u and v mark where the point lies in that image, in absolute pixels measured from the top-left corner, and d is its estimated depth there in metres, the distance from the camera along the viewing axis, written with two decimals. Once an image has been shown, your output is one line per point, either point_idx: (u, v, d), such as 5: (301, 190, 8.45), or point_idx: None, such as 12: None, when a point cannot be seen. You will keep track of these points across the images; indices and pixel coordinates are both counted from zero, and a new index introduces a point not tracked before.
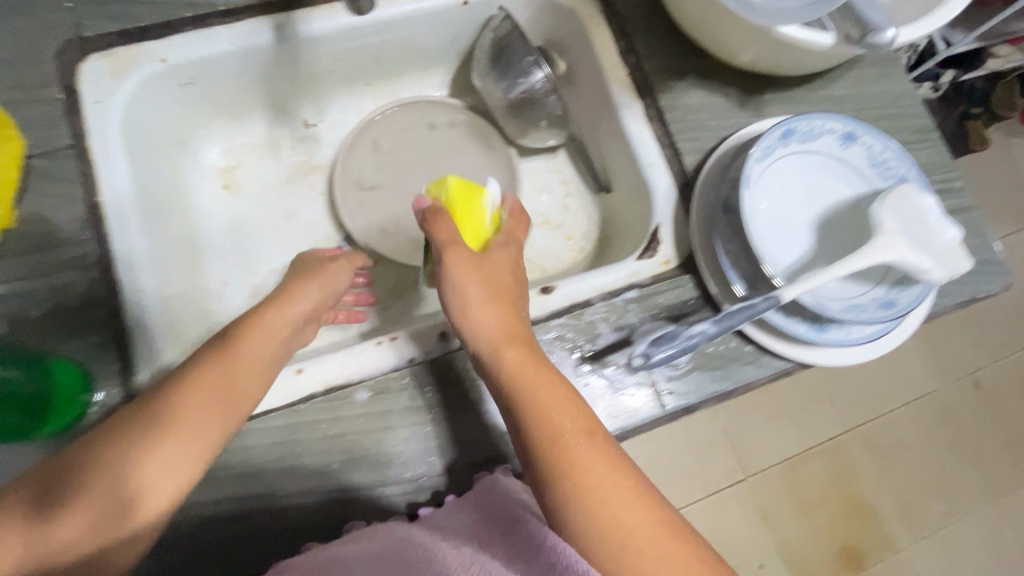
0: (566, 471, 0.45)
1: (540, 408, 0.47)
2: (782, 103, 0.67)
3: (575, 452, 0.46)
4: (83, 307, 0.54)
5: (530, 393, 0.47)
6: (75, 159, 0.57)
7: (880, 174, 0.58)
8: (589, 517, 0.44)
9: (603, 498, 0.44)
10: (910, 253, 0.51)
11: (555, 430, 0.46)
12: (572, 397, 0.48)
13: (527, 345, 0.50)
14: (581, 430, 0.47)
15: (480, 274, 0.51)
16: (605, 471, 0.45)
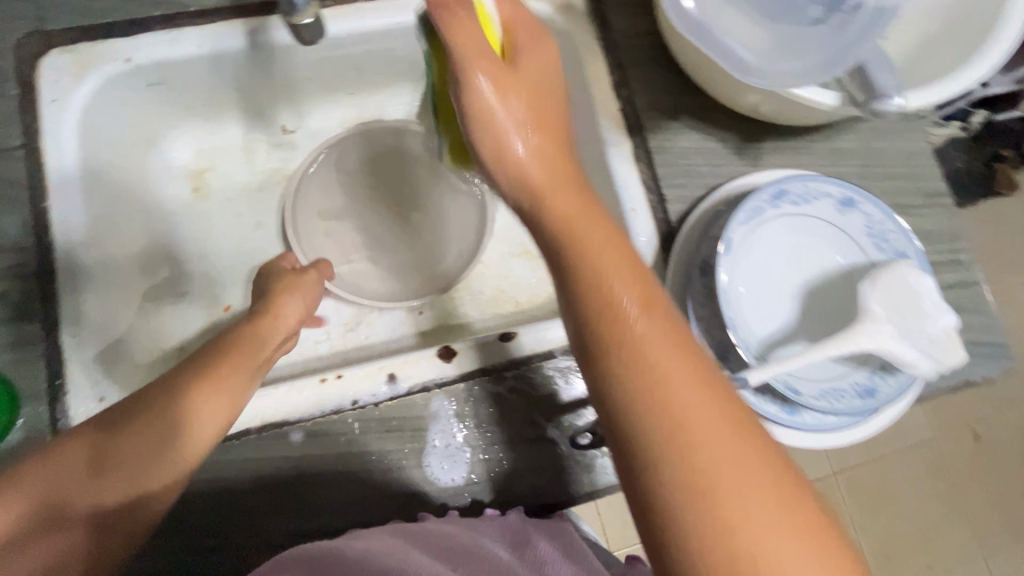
0: (620, 353, 0.32)
1: (593, 270, 0.34)
2: (781, 154, 0.62)
3: (633, 329, 0.33)
4: (18, 318, 0.52)
5: (580, 248, 0.35)
6: (24, 160, 0.54)
7: (878, 246, 0.53)
8: (642, 400, 0.31)
9: (667, 394, 0.31)
10: (897, 343, 0.46)
11: (608, 298, 0.33)
12: (633, 261, 0.35)
13: (578, 191, 0.37)
14: (642, 301, 0.34)
15: (520, 87, 0.38)
16: (675, 358, 0.32)
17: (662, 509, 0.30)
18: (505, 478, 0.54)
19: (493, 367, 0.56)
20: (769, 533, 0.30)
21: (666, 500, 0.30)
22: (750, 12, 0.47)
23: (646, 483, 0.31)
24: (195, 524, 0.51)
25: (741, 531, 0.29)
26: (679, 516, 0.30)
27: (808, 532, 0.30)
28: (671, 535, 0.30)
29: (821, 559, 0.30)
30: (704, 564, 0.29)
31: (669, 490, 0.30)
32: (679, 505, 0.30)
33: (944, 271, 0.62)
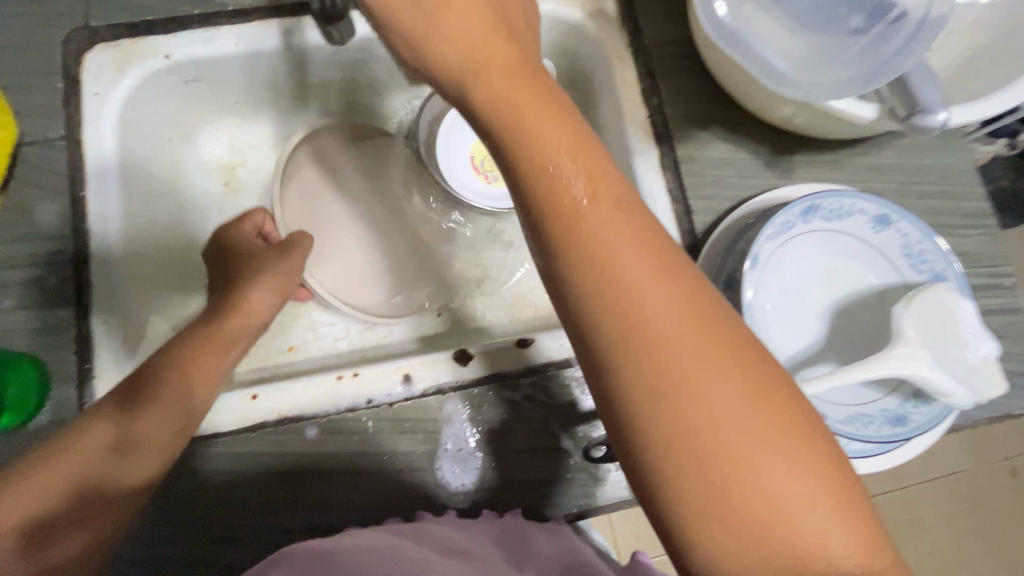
0: (570, 249, 0.29)
1: (539, 154, 0.29)
2: (815, 168, 0.60)
3: (583, 221, 0.29)
4: (51, 304, 0.54)
5: (520, 132, 0.29)
6: (67, 151, 0.56)
7: (914, 267, 0.51)
8: (603, 304, 0.28)
9: (622, 289, 0.28)
10: (934, 370, 0.44)
11: (555, 186, 0.29)
12: (578, 134, 0.30)
13: (513, 64, 0.30)
14: (592, 184, 0.29)
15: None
16: (630, 247, 0.29)
17: (628, 414, 0.28)
18: (516, 485, 0.54)
19: (509, 373, 0.55)
20: (745, 432, 0.27)
21: (631, 404, 0.27)
22: (787, 21, 0.45)
23: (610, 387, 0.28)
24: (207, 515, 0.52)
25: (715, 431, 0.27)
26: (646, 421, 0.27)
27: (791, 427, 0.27)
28: (640, 442, 0.27)
29: (806, 454, 0.27)
30: (675, 468, 0.27)
31: (633, 392, 0.27)
32: (645, 408, 0.27)
33: (984, 296, 0.59)
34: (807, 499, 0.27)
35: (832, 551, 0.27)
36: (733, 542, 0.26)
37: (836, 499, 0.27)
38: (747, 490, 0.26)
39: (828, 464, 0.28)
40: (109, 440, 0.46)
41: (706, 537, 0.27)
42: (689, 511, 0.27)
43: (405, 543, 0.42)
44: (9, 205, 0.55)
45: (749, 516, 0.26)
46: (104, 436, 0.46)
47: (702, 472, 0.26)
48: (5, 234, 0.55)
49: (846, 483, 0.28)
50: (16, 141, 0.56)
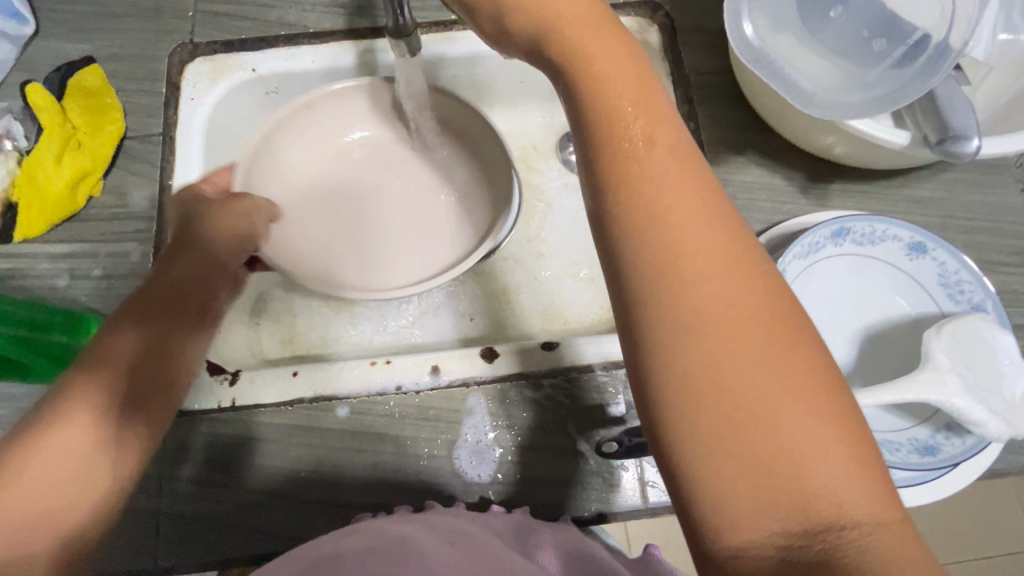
0: (622, 183, 0.31)
1: (603, 101, 0.32)
2: (851, 197, 0.61)
3: (635, 158, 0.31)
4: (130, 276, 0.60)
5: (591, 74, 0.33)
6: (161, 145, 0.64)
7: (950, 297, 0.50)
8: (644, 229, 0.30)
9: (664, 227, 0.30)
10: (964, 397, 0.43)
11: (615, 126, 0.32)
12: (646, 89, 0.33)
13: (581, 22, 0.33)
14: (650, 131, 0.32)
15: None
16: (679, 191, 0.30)
17: (649, 352, 0.29)
18: (529, 481, 0.55)
19: (533, 374, 0.57)
20: (769, 377, 0.27)
21: (657, 339, 0.29)
22: (820, 44, 0.48)
23: (637, 320, 0.30)
24: (234, 483, 0.55)
25: (735, 373, 0.28)
26: (668, 353, 0.28)
27: (809, 377, 0.28)
28: (657, 376, 0.29)
29: (824, 407, 0.27)
30: (690, 403, 0.28)
31: (661, 323, 0.29)
32: (670, 342, 0.28)
33: None
34: (821, 449, 0.27)
35: (846, 508, 0.27)
36: (745, 487, 0.27)
37: (852, 459, 0.27)
38: (764, 434, 0.27)
39: (848, 426, 0.28)
40: (57, 461, 0.39)
41: (715, 480, 0.27)
42: (700, 450, 0.27)
43: (422, 539, 0.43)
44: (107, 187, 0.63)
45: (760, 458, 0.27)
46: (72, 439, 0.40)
47: (722, 408, 0.27)
48: (101, 213, 0.62)
49: (862, 449, 0.28)
50: (122, 134, 0.64)
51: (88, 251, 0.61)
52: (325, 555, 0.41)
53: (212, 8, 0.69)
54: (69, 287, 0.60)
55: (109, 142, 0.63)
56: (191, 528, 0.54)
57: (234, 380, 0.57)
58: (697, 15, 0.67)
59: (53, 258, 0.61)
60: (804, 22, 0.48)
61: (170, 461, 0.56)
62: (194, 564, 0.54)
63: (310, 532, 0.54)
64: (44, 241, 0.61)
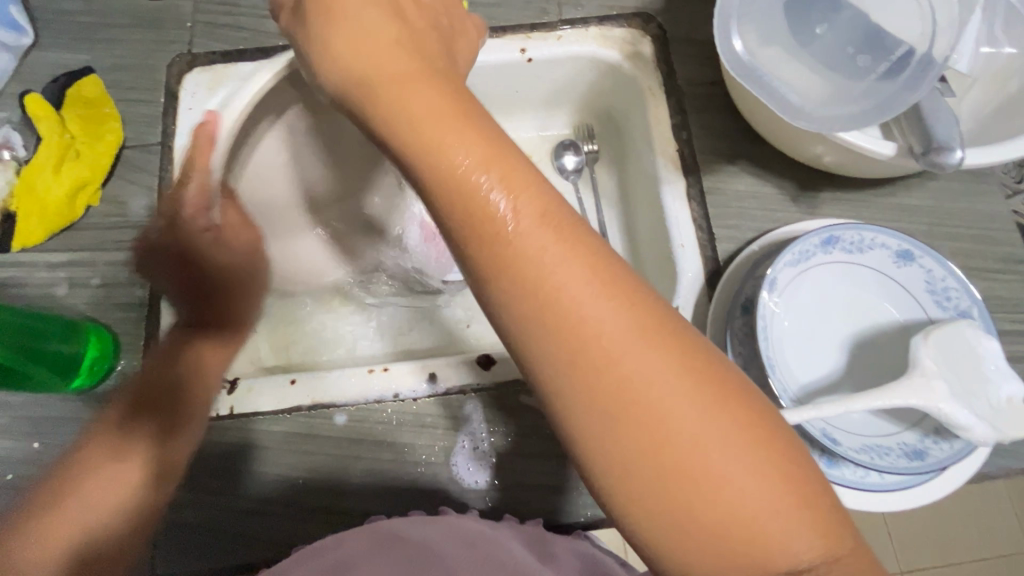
0: (505, 269, 0.29)
1: (453, 173, 0.30)
2: (841, 204, 0.62)
3: (510, 238, 0.30)
4: (129, 284, 0.61)
5: (433, 154, 0.31)
6: (160, 155, 0.65)
7: (938, 303, 0.51)
8: (539, 317, 0.29)
9: (557, 307, 0.29)
10: (952, 402, 0.44)
11: (481, 207, 0.30)
12: (498, 146, 0.31)
13: (400, 80, 0.33)
14: (515, 203, 0.30)
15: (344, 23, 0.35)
16: (568, 263, 0.29)
17: (574, 438, 0.29)
18: (520, 491, 0.55)
19: (529, 381, 0.58)
20: (699, 442, 0.27)
21: (576, 425, 0.29)
22: (806, 59, 0.49)
23: (558, 411, 0.29)
24: (234, 490, 0.56)
25: (663, 444, 0.27)
26: (594, 439, 0.28)
27: (742, 428, 0.28)
28: (593, 460, 0.28)
29: (763, 457, 0.28)
30: (630, 484, 0.28)
31: (578, 411, 0.28)
32: (593, 426, 0.28)
33: (1017, 341, 0.58)
34: (768, 502, 0.27)
35: (804, 554, 0.27)
36: (703, 555, 0.27)
37: (798, 499, 0.28)
38: (709, 502, 0.27)
39: (784, 465, 0.28)
40: (75, 502, 0.43)
41: (676, 551, 0.28)
42: (654, 528, 0.28)
43: (438, 543, 0.43)
44: (106, 196, 0.63)
45: (713, 524, 0.27)
46: (102, 456, 0.46)
47: (662, 483, 0.27)
48: (100, 221, 0.63)
49: (810, 481, 0.29)
50: (120, 144, 0.65)
51: (87, 260, 0.61)
52: (340, 560, 0.42)
53: (210, 19, 0.69)
54: (69, 296, 0.60)
55: (108, 151, 0.63)
56: (188, 536, 0.55)
57: (232, 389, 0.57)
58: (689, 26, 0.68)
59: (52, 267, 0.61)
60: (790, 36, 0.49)
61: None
62: (188, 572, 0.54)
63: (307, 540, 0.55)
64: (43, 250, 0.61)
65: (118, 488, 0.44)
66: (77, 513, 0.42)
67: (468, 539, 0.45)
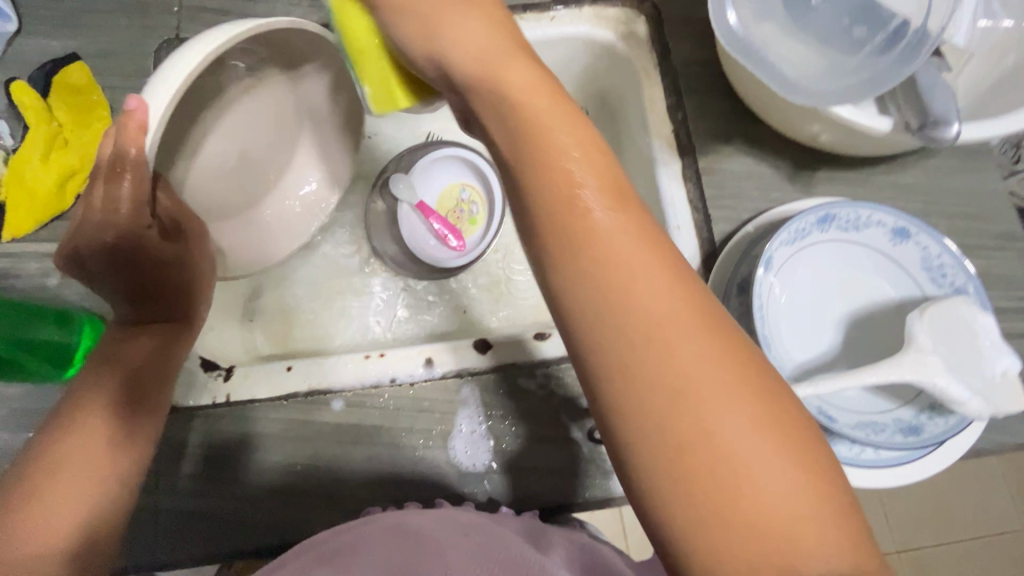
0: (577, 250, 0.32)
1: (545, 157, 0.34)
2: (837, 183, 0.61)
3: (588, 222, 0.32)
4: None
5: (532, 136, 0.35)
6: None
7: (933, 280, 0.51)
8: (604, 294, 0.31)
9: (628, 291, 0.31)
10: (947, 377, 0.44)
11: (565, 191, 0.33)
12: (593, 143, 0.35)
13: (509, 74, 0.37)
14: (599, 194, 0.33)
15: (462, 19, 0.39)
16: (639, 254, 0.32)
17: (616, 412, 0.30)
18: (519, 474, 0.56)
19: (526, 363, 0.58)
20: (749, 436, 0.28)
21: (630, 397, 0.30)
22: (801, 33, 0.48)
23: (606, 384, 0.30)
24: (234, 476, 0.56)
25: (712, 430, 0.28)
26: (639, 414, 0.29)
27: (783, 428, 0.29)
28: (631, 436, 0.29)
29: (801, 458, 0.29)
30: (665, 464, 0.29)
31: (628, 385, 0.30)
32: (648, 405, 0.29)
33: (1012, 319, 0.58)
34: (798, 505, 0.28)
35: (827, 564, 0.27)
36: (727, 547, 0.28)
37: (827, 509, 0.28)
38: (743, 493, 0.28)
39: (822, 488, 0.29)
40: (75, 497, 0.40)
41: (698, 538, 0.28)
42: (681, 512, 0.28)
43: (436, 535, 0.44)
44: None
45: (742, 517, 0.28)
46: (94, 446, 0.42)
47: (698, 467, 0.28)
48: None
49: (839, 494, 0.29)
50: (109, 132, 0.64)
51: None
52: (339, 551, 0.42)
53: (197, 3, 0.68)
54: (60, 286, 0.59)
55: (96, 139, 0.62)
56: (189, 523, 0.55)
57: (228, 376, 0.58)
58: (684, 5, 0.67)
59: (40, 257, 0.60)
60: (784, 12, 0.49)
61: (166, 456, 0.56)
62: (189, 558, 0.54)
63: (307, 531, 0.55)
64: (32, 240, 0.60)
65: (117, 481, 0.43)
66: (78, 508, 0.40)
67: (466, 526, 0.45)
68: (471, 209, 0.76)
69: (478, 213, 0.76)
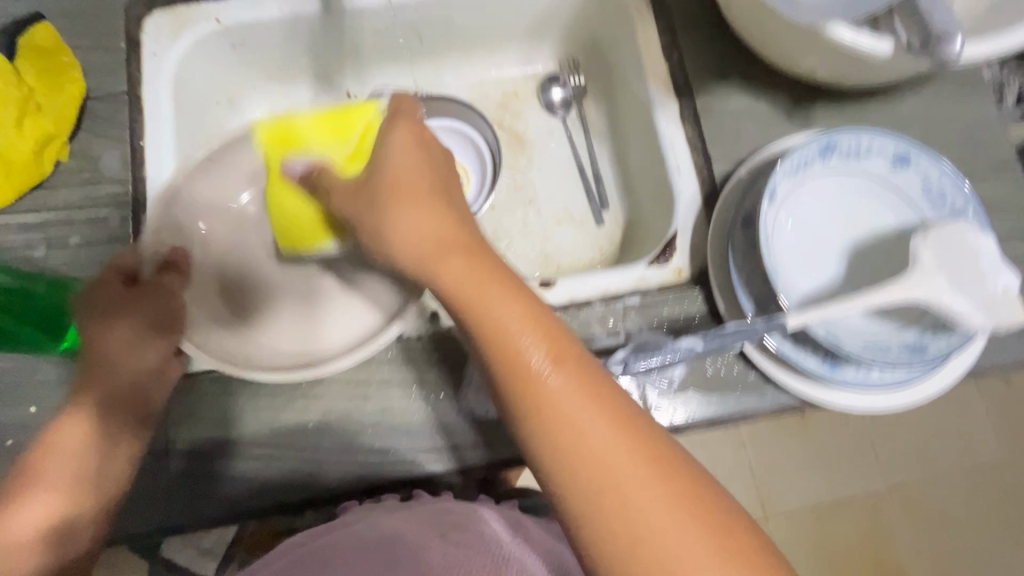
0: (532, 411, 0.36)
1: (491, 328, 0.38)
2: (835, 116, 0.61)
3: (538, 383, 0.36)
4: (111, 242, 0.58)
5: (474, 311, 0.38)
6: (128, 105, 0.61)
7: (934, 205, 0.51)
8: (560, 450, 0.35)
9: (579, 442, 0.35)
10: (950, 293, 0.45)
11: (514, 358, 0.37)
12: (532, 307, 0.38)
13: (447, 252, 0.40)
14: (545, 354, 0.37)
15: (405, 204, 0.42)
16: (584, 406, 0.36)
17: (586, 552, 0.34)
18: None
19: None
20: (701, 566, 0.32)
21: (595, 539, 0.34)
22: None
23: (576, 527, 0.34)
24: (239, 437, 0.55)
25: (669, 562, 0.32)
26: (606, 554, 0.33)
27: (734, 555, 0.32)
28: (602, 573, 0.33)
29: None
30: None
31: (594, 527, 0.34)
32: (611, 547, 0.33)
33: (1010, 243, 0.59)
34: None
35: None
36: None
37: None
38: None
39: None
40: (51, 495, 0.48)
41: None
42: None
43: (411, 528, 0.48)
44: (75, 152, 0.60)
45: None
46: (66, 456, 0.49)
47: None
48: (72, 179, 0.59)
49: None
50: (84, 95, 0.61)
51: (63, 219, 0.58)
52: (315, 551, 0.46)
53: None
54: (48, 257, 0.57)
55: (72, 102, 0.60)
56: (192, 488, 0.53)
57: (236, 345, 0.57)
58: None
59: (25, 229, 0.58)
60: None
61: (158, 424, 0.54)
62: (195, 523, 0.53)
63: (303, 505, 0.54)
64: (15, 211, 0.58)
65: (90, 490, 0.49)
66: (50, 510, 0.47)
67: (445, 525, 0.48)
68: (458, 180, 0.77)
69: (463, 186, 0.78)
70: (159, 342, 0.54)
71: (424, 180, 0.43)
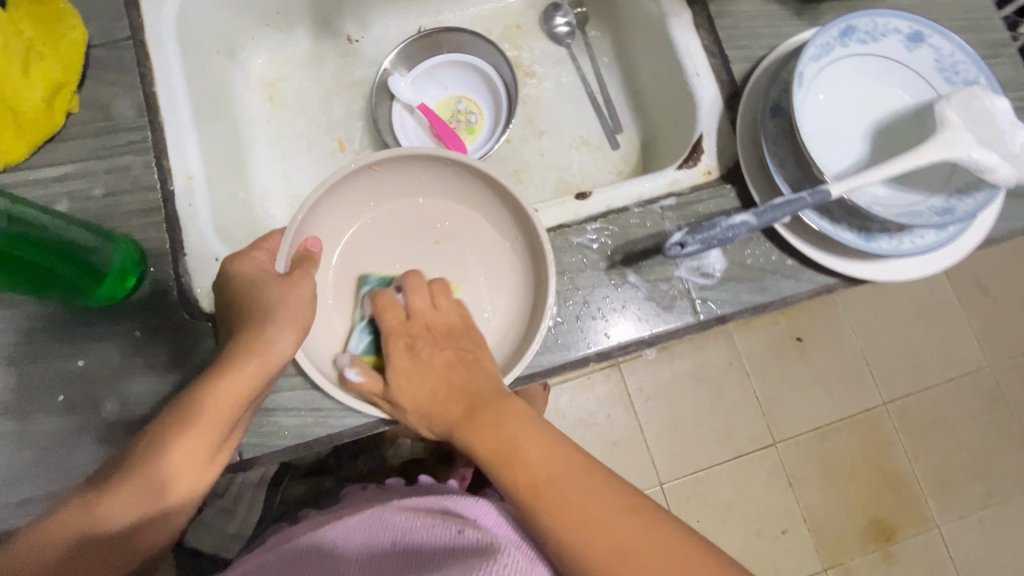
0: (539, 513, 0.43)
1: (493, 460, 0.46)
2: (841, 12, 0.63)
3: (539, 490, 0.44)
4: (135, 190, 0.56)
5: (482, 454, 0.47)
6: (134, 50, 0.59)
7: (948, 79, 0.54)
8: (570, 539, 0.42)
9: (582, 522, 0.42)
10: (977, 149, 0.47)
11: (517, 473, 0.45)
12: (521, 423, 0.47)
13: (460, 421, 0.49)
14: (534, 467, 0.45)
15: (419, 391, 0.51)
16: (577, 487, 0.43)
17: None
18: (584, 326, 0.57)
19: (574, 222, 0.58)
20: None
21: None
22: None
23: None
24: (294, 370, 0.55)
25: None
26: None
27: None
28: None
29: None
30: None
31: None
32: None
33: None
34: None
35: None
36: None
37: None
38: None
39: None
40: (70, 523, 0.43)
41: None
42: None
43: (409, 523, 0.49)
44: (84, 102, 0.58)
45: None
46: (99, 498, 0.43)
47: None
48: (85, 130, 0.57)
49: None
50: (85, 42, 0.58)
51: (81, 171, 0.56)
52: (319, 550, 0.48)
53: None
54: (71, 211, 0.55)
55: (75, 49, 0.57)
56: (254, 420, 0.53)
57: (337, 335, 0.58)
58: None
59: (43, 183, 0.56)
60: None
61: (197, 364, 0.54)
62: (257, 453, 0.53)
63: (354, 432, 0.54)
64: (28, 167, 0.56)
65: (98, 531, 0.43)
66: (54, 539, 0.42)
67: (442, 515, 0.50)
68: (469, 119, 0.80)
69: (476, 124, 0.80)
70: (235, 396, 0.47)
71: (436, 375, 0.51)
